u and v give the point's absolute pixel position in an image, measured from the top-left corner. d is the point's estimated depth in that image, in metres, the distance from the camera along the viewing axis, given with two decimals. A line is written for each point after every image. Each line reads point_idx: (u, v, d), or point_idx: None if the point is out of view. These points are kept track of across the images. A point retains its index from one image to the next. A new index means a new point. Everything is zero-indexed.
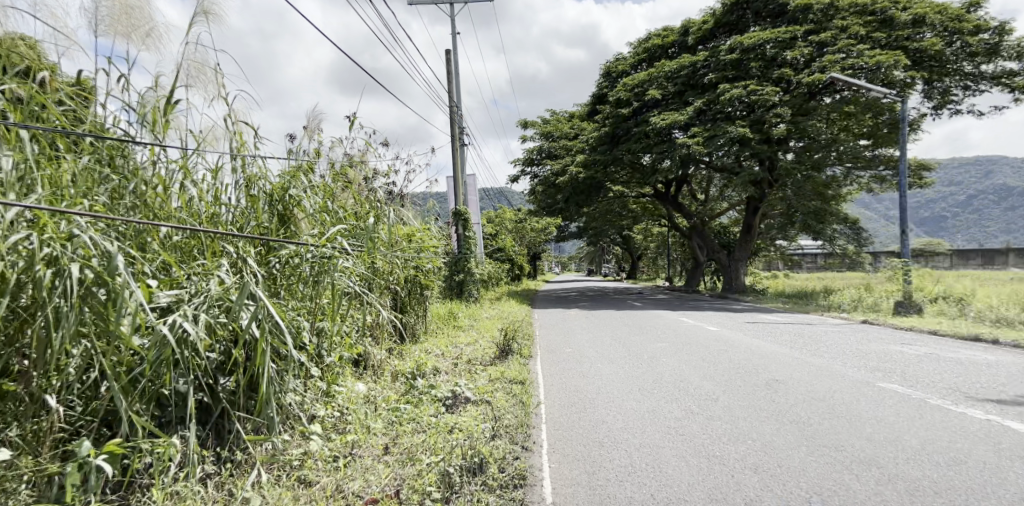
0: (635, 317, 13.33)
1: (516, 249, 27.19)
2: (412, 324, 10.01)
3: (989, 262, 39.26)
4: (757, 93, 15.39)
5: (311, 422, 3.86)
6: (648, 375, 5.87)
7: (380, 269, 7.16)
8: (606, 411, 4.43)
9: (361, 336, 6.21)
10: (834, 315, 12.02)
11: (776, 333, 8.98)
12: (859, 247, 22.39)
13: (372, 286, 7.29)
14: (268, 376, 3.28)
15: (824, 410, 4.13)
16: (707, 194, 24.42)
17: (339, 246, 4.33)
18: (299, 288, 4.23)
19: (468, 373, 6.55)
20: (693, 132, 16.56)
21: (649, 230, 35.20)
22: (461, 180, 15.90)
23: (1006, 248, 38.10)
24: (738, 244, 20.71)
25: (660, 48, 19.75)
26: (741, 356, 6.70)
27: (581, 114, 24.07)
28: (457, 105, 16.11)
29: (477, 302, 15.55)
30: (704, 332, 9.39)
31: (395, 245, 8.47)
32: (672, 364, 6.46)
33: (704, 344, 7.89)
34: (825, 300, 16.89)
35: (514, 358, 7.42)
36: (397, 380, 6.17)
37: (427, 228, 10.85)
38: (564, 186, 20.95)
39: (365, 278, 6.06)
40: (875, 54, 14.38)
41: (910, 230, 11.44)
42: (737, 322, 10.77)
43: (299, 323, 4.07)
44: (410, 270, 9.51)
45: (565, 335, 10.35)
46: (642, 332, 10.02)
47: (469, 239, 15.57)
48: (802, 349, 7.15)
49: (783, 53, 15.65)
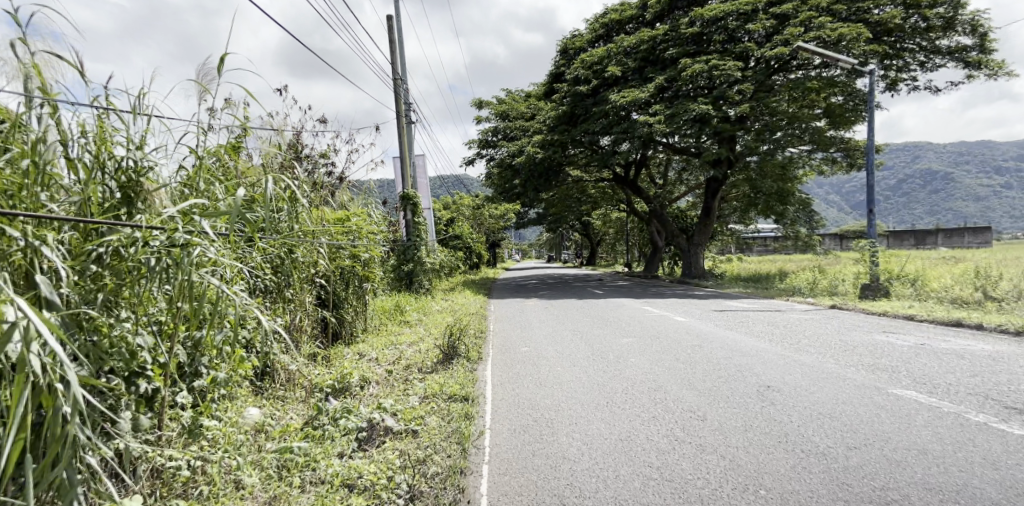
0: (596, 306, 12.41)
1: (474, 236, 26.07)
2: (348, 322, 8.92)
3: (923, 243, 39.90)
4: (719, 68, 14.51)
5: (138, 484, 2.83)
6: (617, 383, 4.96)
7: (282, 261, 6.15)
8: (569, 441, 3.47)
9: (268, 344, 5.30)
10: (801, 300, 11.27)
11: (747, 322, 8.11)
12: (814, 228, 22.14)
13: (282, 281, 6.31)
14: (26, 434, 2.13)
15: (841, 428, 3.23)
16: (665, 178, 23.80)
17: (196, 230, 3.18)
18: (142, 288, 3.09)
19: (401, 384, 5.67)
20: (654, 111, 15.64)
21: (607, 216, 34.43)
22: (409, 162, 14.62)
23: (934, 229, 39.25)
24: (696, 228, 20.02)
25: (618, 24, 18.79)
26: (717, 352, 5.81)
27: (538, 94, 23.05)
28: (401, 78, 14.83)
29: (428, 294, 14.39)
30: (671, 323, 8.47)
31: (318, 233, 7.38)
32: (643, 367, 5.52)
33: (675, 339, 6.97)
34: (784, 283, 16.31)
35: (460, 364, 6.41)
36: (312, 397, 5.26)
37: (366, 213, 9.67)
38: (520, 169, 19.92)
39: (248, 261, 5.06)
40: (838, 27, 13.41)
41: (877, 209, 9.89)
42: (702, 310, 9.89)
43: (127, 341, 2.98)
44: (344, 260, 8.41)
45: (522, 329, 9.46)
46: (605, 324, 9.10)
47: (419, 226, 14.35)
48: (785, 340, 6.27)
49: (744, 26, 14.79)
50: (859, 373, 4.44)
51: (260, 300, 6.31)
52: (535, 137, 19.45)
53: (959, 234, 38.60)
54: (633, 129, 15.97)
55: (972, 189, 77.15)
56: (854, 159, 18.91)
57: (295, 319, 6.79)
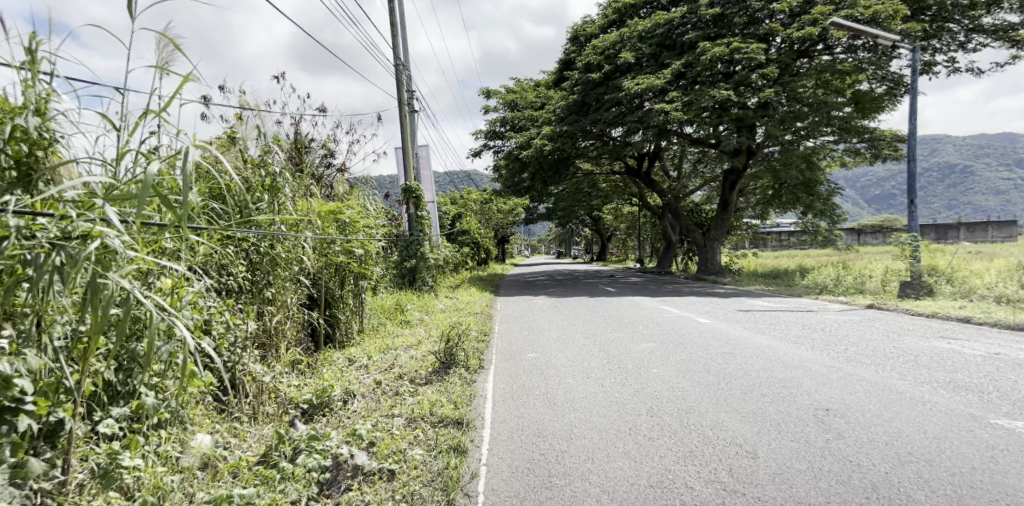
0: (610, 304, 11.63)
1: (481, 232, 25.26)
2: (339, 324, 8.21)
3: (943, 237, 38.60)
4: (742, 51, 13.62)
5: None
6: (640, 402, 4.21)
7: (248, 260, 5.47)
8: (587, 487, 2.76)
9: (231, 358, 4.64)
10: (832, 298, 10.39)
11: (779, 324, 7.27)
12: (836, 223, 21.17)
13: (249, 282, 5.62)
14: None
15: (948, 481, 2.48)
16: (680, 169, 22.92)
17: (103, 221, 2.52)
18: (28, 296, 2.48)
19: (388, 402, 4.97)
20: (670, 98, 14.79)
21: (617, 210, 33.48)
22: (411, 152, 13.84)
23: (957, 224, 37.86)
24: (713, 222, 19.14)
25: (631, 8, 17.96)
26: (753, 360, 5.02)
27: (547, 82, 22.22)
28: (403, 64, 14.10)
29: (431, 292, 13.64)
30: (694, 326, 7.66)
31: (301, 226, 6.67)
32: (668, 380, 4.77)
33: (700, 345, 6.18)
34: (807, 280, 15.39)
35: (457, 374, 5.69)
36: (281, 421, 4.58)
37: (363, 205, 8.95)
38: (529, 160, 19.14)
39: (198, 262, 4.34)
40: (872, 4, 12.46)
41: (921, 199, 8.99)
42: (726, 311, 9.04)
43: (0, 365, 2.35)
44: (335, 258, 7.71)
45: (530, 331, 8.74)
46: (621, 326, 8.34)
47: (422, 220, 13.59)
48: (829, 344, 5.44)
49: (769, 6, 13.87)
50: (938, 391, 3.63)
51: (233, 301, 5.61)
52: (544, 127, 18.64)
53: (982, 228, 37.30)
54: (649, 117, 15.13)
55: (992, 183, 75.31)
56: (881, 148, 17.90)
57: (278, 322, 6.10)
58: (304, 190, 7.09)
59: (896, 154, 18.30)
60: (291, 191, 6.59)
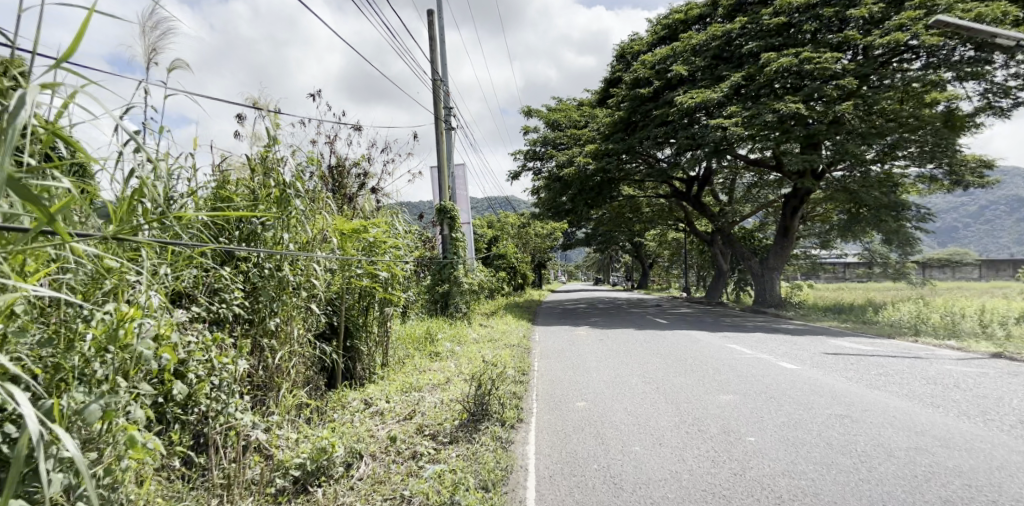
0: (666, 339, 10.31)
1: (518, 257, 24.16)
2: (356, 358, 7.13)
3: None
4: (813, 61, 12.32)
5: None
6: (747, 496, 3.01)
7: (230, 285, 4.50)
8: None
9: (191, 411, 3.61)
10: (935, 342, 8.84)
11: (889, 374, 5.91)
12: (909, 255, 19.32)
13: (233, 312, 4.58)
14: None
15: None
16: (732, 194, 21.46)
17: None
18: None
19: (401, 474, 3.86)
20: (729, 112, 13.55)
21: (662, 237, 31.90)
22: (446, 171, 12.84)
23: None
24: (772, 249, 17.62)
25: (683, 23, 16.87)
26: (892, 433, 3.76)
27: (591, 101, 21.22)
28: (439, 77, 13.27)
29: (464, 320, 12.53)
30: (779, 372, 6.34)
31: (314, 243, 5.65)
32: (777, 458, 3.53)
33: (798, 401, 4.89)
34: (883, 317, 13.74)
35: (492, 433, 4.49)
36: (255, 499, 3.49)
37: (390, 224, 7.94)
38: (571, 181, 18.05)
39: (161, 287, 3.37)
40: (971, 8, 11.08)
41: None
42: (810, 354, 7.63)
43: None
44: (355, 282, 6.66)
45: (578, 370, 7.50)
46: (685, 368, 7.02)
47: (457, 242, 12.55)
48: (989, 413, 4.10)
49: (844, 12, 12.61)
50: None
51: (224, 333, 4.60)
52: (588, 146, 17.59)
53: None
54: (704, 134, 13.91)
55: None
56: (965, 174, 16.19)
57: (281, 359, 5.06)
58: (326, 202, 6.08)
59: (980, 180, 16.55)
60: (310, 202, 5.59)
